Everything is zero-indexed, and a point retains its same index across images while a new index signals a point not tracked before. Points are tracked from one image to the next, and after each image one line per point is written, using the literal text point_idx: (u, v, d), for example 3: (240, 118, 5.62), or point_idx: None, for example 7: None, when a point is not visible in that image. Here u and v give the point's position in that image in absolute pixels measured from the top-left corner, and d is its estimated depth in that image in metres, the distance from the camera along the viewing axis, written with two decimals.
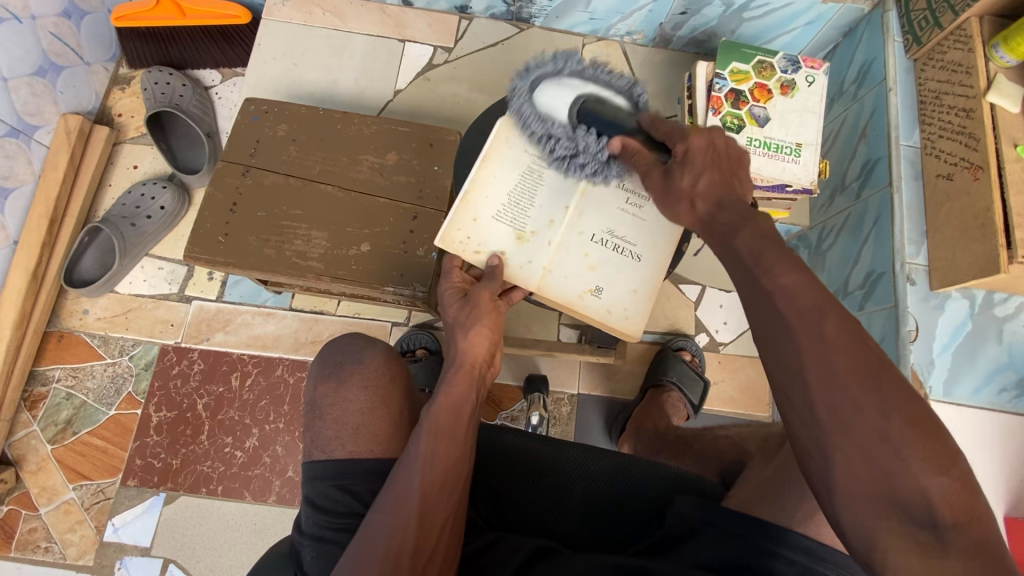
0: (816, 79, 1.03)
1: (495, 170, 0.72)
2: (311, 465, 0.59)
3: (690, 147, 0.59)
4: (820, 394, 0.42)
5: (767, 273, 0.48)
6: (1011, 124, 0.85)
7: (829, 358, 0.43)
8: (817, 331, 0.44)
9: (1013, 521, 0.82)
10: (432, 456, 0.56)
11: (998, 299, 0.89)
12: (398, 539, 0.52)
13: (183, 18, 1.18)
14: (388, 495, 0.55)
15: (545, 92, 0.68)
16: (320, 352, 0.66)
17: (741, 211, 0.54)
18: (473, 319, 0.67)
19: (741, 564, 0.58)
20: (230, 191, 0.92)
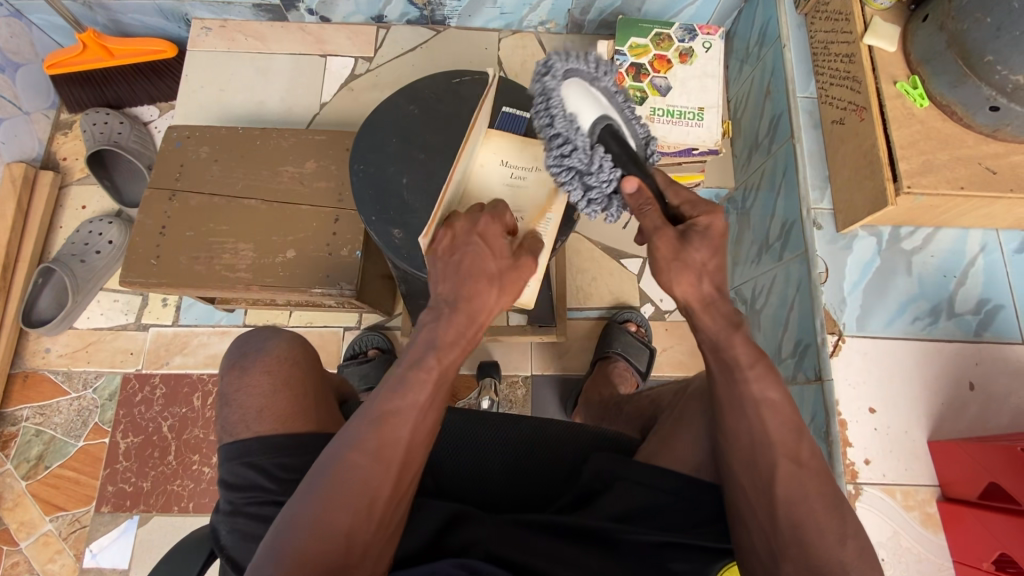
0: (712, 44, 1.06)
1: (570, 100, 0.57)
2: (224, 447, 0.65)
3: (710, 225, 0.57)
4: (787, 487, 0.53)
5: (758, 382, 0.55)
6: (890, 63, 0.89)
7: (803, 464, 0.54)
8: (798, 447, 0.54)
9: (935, 443, 0.83)
10: (426, 404, 0.55)
11: (904, 234, 0.93)
12: (377, 484, 0.51)
13: (111, 58, 1.21)
14: (372, 436, 0.53)
15: (572, 91, 0.57)
16: (230, 348, 0.72)
17: (738, 305, 0.58)
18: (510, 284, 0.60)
19: (649, 511, 0.65)
20: (159, 216, 0.96)
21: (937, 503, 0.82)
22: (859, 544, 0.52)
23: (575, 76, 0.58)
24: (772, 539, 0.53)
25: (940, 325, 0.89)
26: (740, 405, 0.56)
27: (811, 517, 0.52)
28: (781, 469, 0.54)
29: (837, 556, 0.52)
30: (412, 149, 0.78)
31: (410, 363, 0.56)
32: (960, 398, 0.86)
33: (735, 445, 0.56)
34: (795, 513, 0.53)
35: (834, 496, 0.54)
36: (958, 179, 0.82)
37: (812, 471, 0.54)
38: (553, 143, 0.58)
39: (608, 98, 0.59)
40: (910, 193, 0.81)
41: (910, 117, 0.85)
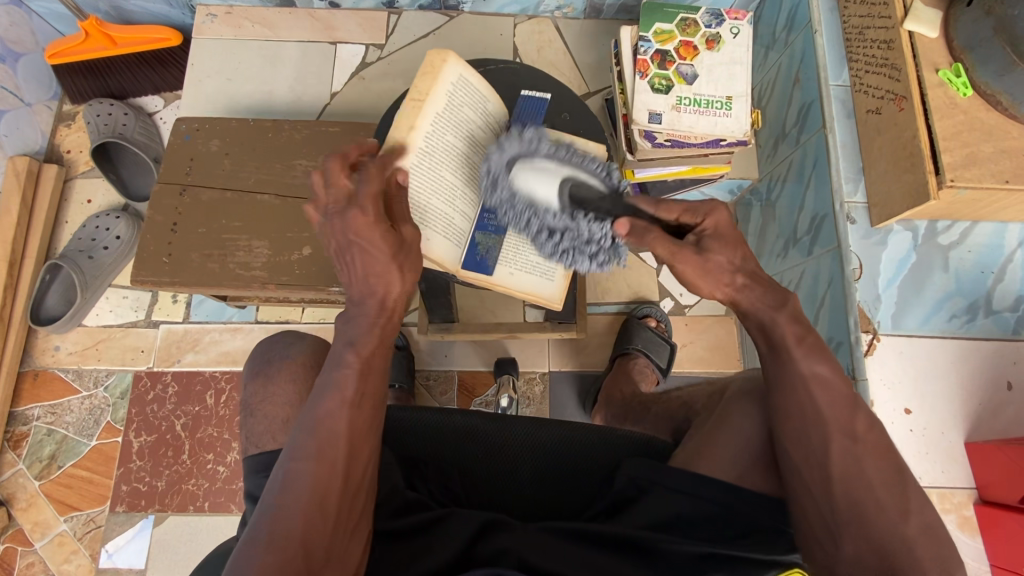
0: (740, 30, 1.02)
1: (521, 182, 0.65)
2: (248, 459, 0.62)
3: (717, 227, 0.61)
4: (842, 461, 0.55)
5: (806, 360, 0.58)
6: (931, 49, 0.85)
7: (857, 442, 0.56)
8: (852, 420, 0.56)
9: (972, 445, 0.81)
10: (356, 398, 0.56)
11: (940, 228, 0.89)
12: (325, 480, 0.52)
13: (115, 47, 1.18)
14: (312, 438, 0.53)
15: (528, 177, 0.65)
16: (251, 356, 0.70)
17: (777, 291, 0.60)
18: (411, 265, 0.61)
19: (687, 521, 0.62)
20: (169, 212, 0.93)
21: (974, 505, 0.80)
22: (926, 520, 0.54)
23: (522, 155, 0.66)
24: (830, 519, 0.55)
25: (977, 323, 0.87)
26: (790, 382, 0.58)
27: (870, 492, 0.54)
28: (834, 445, 0.56)
29: (901, 531, 0.53)
30: None
31: (335, 364, 0.57)
32: (998, 398, 0.84)
33: (787, 423, 0.58)
34: (852, 488, 0.54)
35: (895, 469, 0.55)
36: (1003, 172, 0.78)
37: (870, 445, 0.56)
38: (524, 214, 0.67)
39: (554, 163, 0.65)
40: (953, 187, 0.78)
41: (953, 107, 0.82)
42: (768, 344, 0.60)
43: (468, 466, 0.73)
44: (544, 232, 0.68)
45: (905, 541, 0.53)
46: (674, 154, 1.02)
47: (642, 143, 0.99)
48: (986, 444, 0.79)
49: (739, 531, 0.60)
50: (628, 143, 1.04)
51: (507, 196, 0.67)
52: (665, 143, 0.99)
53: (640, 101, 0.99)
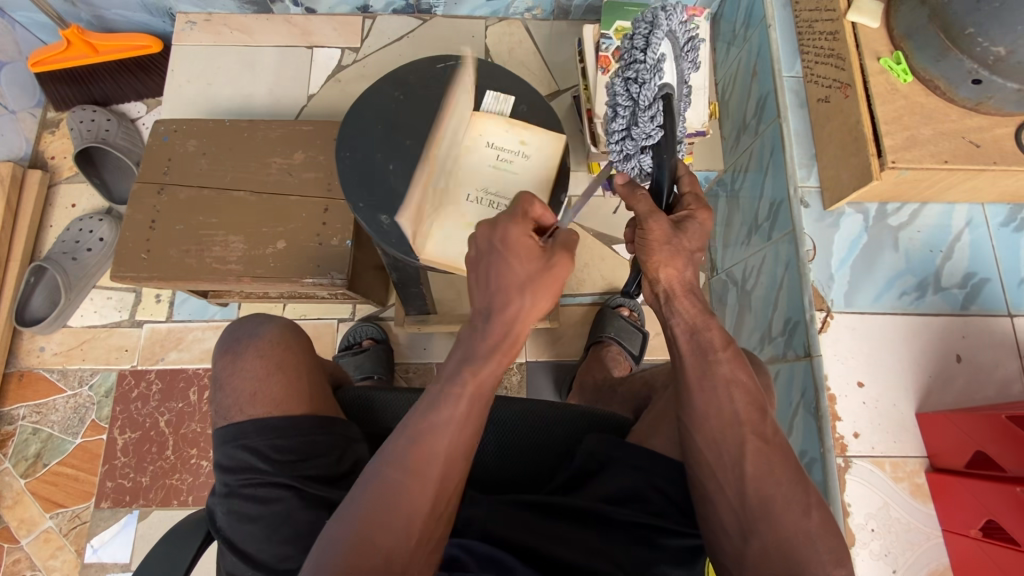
0: (698, 26, 1.06)
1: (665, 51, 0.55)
2: (218, 431, 0.66)
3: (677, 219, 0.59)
4: (756, 463, 0.54)
5: (725, 363, 0.57)
6: (873, 39, 0.89)
7: (771, 441, 0.55)
8: (764, 425, 0.55)
9: (923, 415, 0.84)
10: (462, 418, 0.55)
11: (890, 210, 0.94)
12: (413, 499, 0.52)
13: (96, 54, 1.22)
14: (413, 454, 0.53)
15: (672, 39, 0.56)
16: (226, 331, 0.73)
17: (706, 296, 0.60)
18: (550, 287, 0.57)
19: (637, 494, 0.66)
20: (148, 210, 0.96)
21: (926, 473, 0.83)
22: (826, 515, 0.52)
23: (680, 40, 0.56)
24: (740, 515, 0.53)
25: (927, 300, 0.90)
26: (712, 385, 0.56)
27: (779, 490, 0.53)
28: (750, 446, 0.54)
29: (805, 527, 0.51)
30: (398, 134, 0.78)
31: (453, 379, 0.57)
32: (947, 371, 0.87)
33: (704, 424, 0.56)
34: (762, 485, 0.53)
35: (799, 470, 0.54)
36: (942, 152, 0.82)
37: (778, 450, 0.55)
38: (641, 42, 0.55)
39: (681, 80, 0.58)
40: (895, 167, 0.82)
41: (894, 93, 0.86)
42: (694, 350, 0.57)
43: None
44: (627, 82, 0.57)
45: (810, 536, 0.51)
46: None
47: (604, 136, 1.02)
48: (935, 413, 0.82)
49: (683, 507, 0.65)
50: (592, 138, 1.06)
51: (644, 24, 0.55)
52: None
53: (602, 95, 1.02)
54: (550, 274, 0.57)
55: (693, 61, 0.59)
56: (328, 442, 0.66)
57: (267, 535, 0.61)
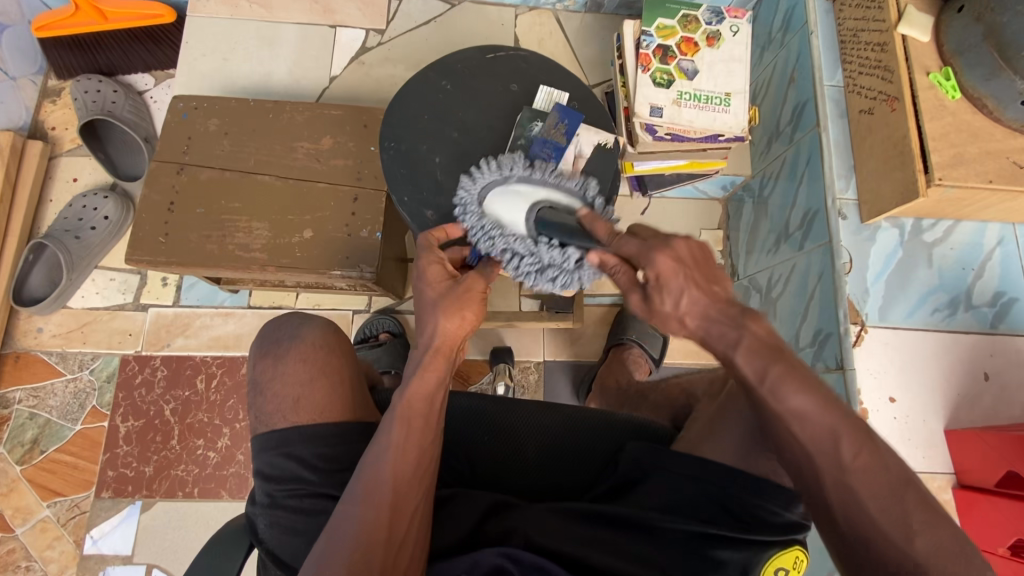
0: (740, 28, 1.04)
1: (493, 204, 0.69)
2: (258, 438, 0.68)
3: (660, 271, 0.49)
4: (833, 492, 0.46)
5: (775, 394, 0.46)
6: (922, 53, 0.89)
7: (846, 467, 0.45)
8: (835, 450, 0.45)
9: (952, 433, 0.85)
10: (403, 445, 0.58)
11: (926, 225, 0.93)
12: (371, 528, 0.54)
13: (106, 22, 1.16)
14: (359, 485, 0.57)
15: (495, 202, 0.69)
16: (258, 338, 0.75)
17: (736, 318, 0.47)
18: (458, 305, 0.63)
19: (686, 502, 0.62)
20: (167, 191, 0.91)
21: (952, 489, 0.84)
22: (939, 533, 0.43)
23: (494, 181, 0.71)
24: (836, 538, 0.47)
25: (957, 317, 0.91)
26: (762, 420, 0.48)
27: (868, 517, 0.44)
28: (823, 476, 0.46)
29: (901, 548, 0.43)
30: (445, 126, 0.78)
31: (388, 412, 0.61)
32: (975, 389, 0.88)
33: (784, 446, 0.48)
34: (852, 517, 0.45)
35: (892, 481, 0.44)
36: (987, 172, 0.82)
37: (862, 469, 0.44)
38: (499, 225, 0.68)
39: (529, 186, 0.69)
40: (941, 185, 0.82)
41: (942, 109, 0.86)
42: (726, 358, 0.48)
43: (476, 448, 0.74)
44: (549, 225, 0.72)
45: (920, 568, 0.43)
46: (673, 149, 1.03)
47: (643, 136, 1.00)
48: (964, 431, 0.83)
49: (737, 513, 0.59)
50: (627, 138, 1.04)
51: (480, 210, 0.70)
52: (666, 137, 1.00)
53: (641, 95, 1.00)
54: (455, 291, 0.64)
55: (517, 168, 0.72)
56: None
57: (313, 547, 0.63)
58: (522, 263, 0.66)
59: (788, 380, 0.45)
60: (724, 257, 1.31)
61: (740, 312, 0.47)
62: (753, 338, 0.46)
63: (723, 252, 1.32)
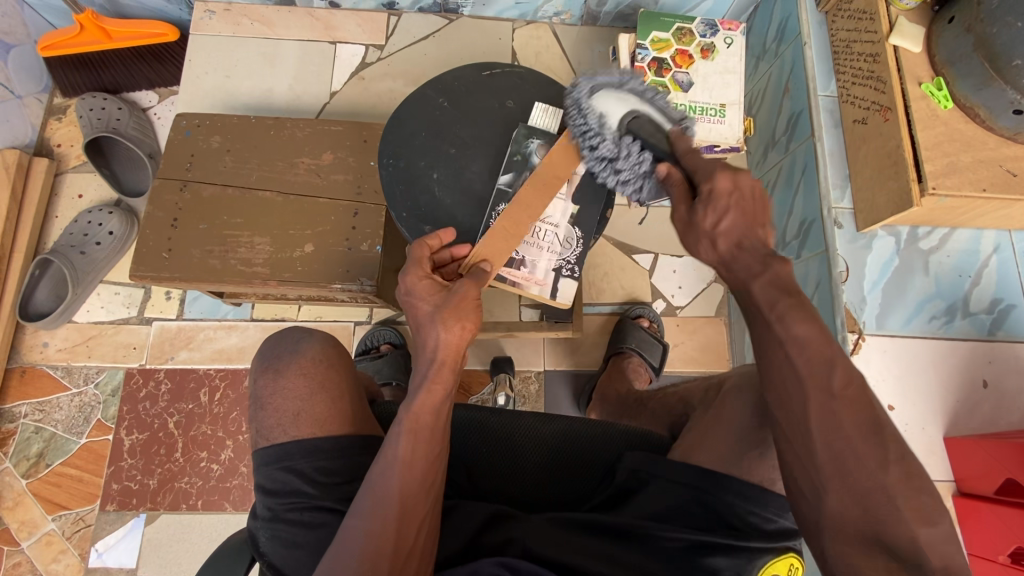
0: (734, 40, 1.06)
1: (599, 107, 0.71)
2: (259, 452, 0.69)
3: (716, 187, 0.56)
4: (819, 421, 0.47)
5: (781, 321, 0.49)
6: (914, 63, 0.90)
7: (835, 395, 0.46)
8: (828, 379, 0.47)
9: (951, 440, 0.85)
10: (410, 458, 0.58)
11: (921, 233, 0.94)
12: (377, 541, 0.54)
13: (110, 41, 1.17)
14: (366, 497, 0.57)
15: (602, 99, 0.71)
16: (259, 352, 0.76)
17: (763, 257, 0.52)
18: (455, 314, 0.62)
19: (683, 511, 0.62)
20: (170, 208, 0.93)
21: (952, 497, 0.84)
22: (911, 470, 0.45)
23: (606, 84, 0.72)
24: (808, 468, 0.48)
25: (955, 325, 0.91)
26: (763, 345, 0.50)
27: (846, 447, 0.46)
28: (813, 404, 0.47)
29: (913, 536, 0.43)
30: (442, 142, 0.79)
31: (395, 424, 0.60)
32: (974, 396, 0.88)
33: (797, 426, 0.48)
34: (834, 452, 0.46)
35: (876, 421, 0.46)
36: (981, 180, 0.83)
37: (848, 401, 0.46)
38: (586, 133, 0.72)
39: (619, 96, 0.71)
40: (935, 194, 0.82)
41: (935, 119, 0.86)
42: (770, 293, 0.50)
43: (475, 459, 0.75)
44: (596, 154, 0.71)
45: (890, 499, 0.44)
46: None
47: None
48: (964, 439, 0.83)
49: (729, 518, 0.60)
50: None
51: (578, 120, 0.72)
52: None
53: None
54: (449, 299, 0.63)
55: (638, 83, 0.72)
56: (370, 461, 0.69)
57: (314, 561, 0.64)
58: (597, 161, 0.72)
59: (813, 346, 0.48)
60: None
61: (771, 254, 0.52)
62: (777, 273, 0.50)
63: None
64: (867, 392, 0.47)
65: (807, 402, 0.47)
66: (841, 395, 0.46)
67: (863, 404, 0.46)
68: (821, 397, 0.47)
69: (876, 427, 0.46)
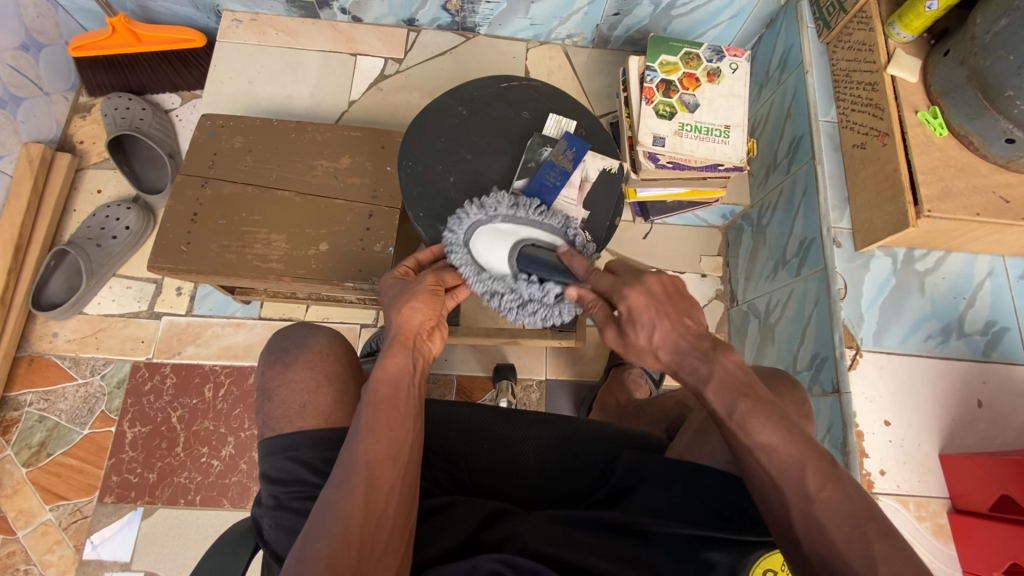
0: (739, 66, 1.11)
1: (480, 251, 0.75)
2: (266, 441, 0.71)
3: (632, 305, 0.56)
4: (802, 522, 0.50)
5: (744, 429, 0.51)
6: (911, 92, 0.94)
7: (812, 497, 0.50)
8: (803, 480, 0.50)
9: (946, 457, 0.87)
10: (371, 428, 0.59)
11: (918, 255, 0.97)
12: (346, 508, 0.54)
13: (139, 44, 1.21)
14: (335, 471, 0.57)
15: (481, 246, 0.75)
16: (268, 345, 0.78)
17: (707, 353, 0.53)
18: (410, 295, 0.68)
19: (679, 506, 0.63)
20: (191, 203, 0.95)
21: (947, 514, 0.85)
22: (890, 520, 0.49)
23: (483, 221, 0.76)
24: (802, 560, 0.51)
25: (950, 344, 0.93)
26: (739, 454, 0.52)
27: (834, 551, 0.49)
28: (791, 505, 0.51)
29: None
30: (460, 148, 0.82)
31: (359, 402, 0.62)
32: (968, 416, 0.90)
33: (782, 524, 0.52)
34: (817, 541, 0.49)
35: (853, 511, 0.49)
36: (975, 205, 0.86)
37: (826, 501, 0.50)
38: (473, 279, 0.73)
39: (512, 226, 0.76)
40: (930, 217, 0.85)
41: (930, 145, 0.90)
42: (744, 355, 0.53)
43: (476, 454, 0.76)
44: (502, 301, 0.74)
45: None
46: (675, 177, 1.08)
47: (645, 163, 1.05)
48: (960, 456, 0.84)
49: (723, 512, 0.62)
50: (631, 165, 1.09)
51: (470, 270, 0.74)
52: (667, 165, 1.05)
53: (645, 125, 1.05)
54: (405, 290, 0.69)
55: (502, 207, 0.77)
56: None
57: None
58: (505, 300, 0.74)
59: (783, 450, 0.51)
60: (723, 282, 1.36)
61: (711, 348, 0.53)
62: (722, 371, 0.52)
63: (723, 277, 1.36)
64: (839, 482, 0.50)
65: (788, 507, 0.51)
66: (822, 497, 0.50)
67: (840, 497, 0.50)
68: (800, 500, 0.50)
69: (856, 516, 0.49)
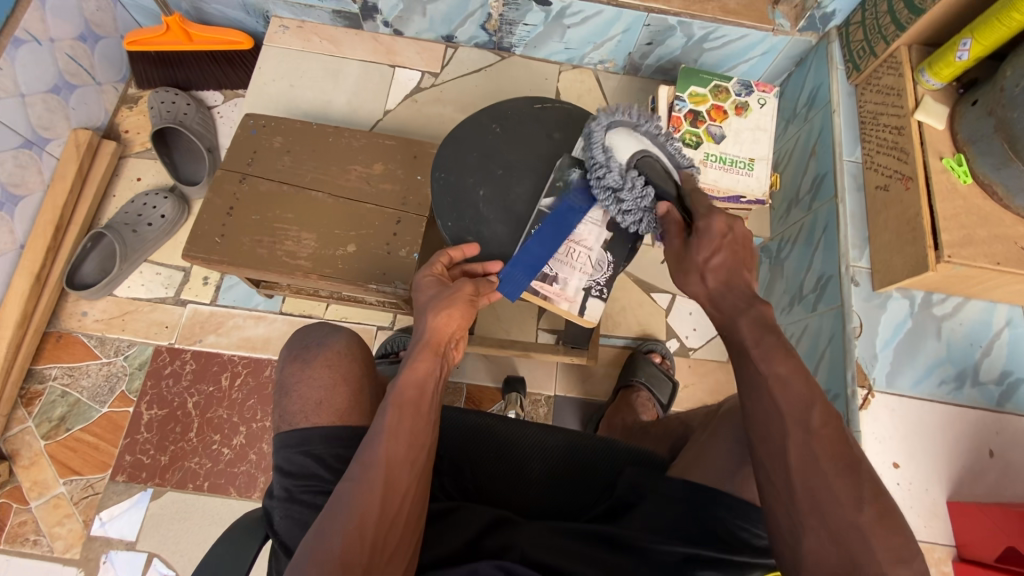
0: (767, 101, 1.13)
1: (613, 138, 0.78)
2: (281, 435, 0.73)
3: (711, 225, 0.64)
4: (799, 454, 0.51)
5: (763, 356, 0.55)
6: (937, 139, 0.95)
7: (813, 430, 0.51)
8: (806, 415, 0.52)
9: (954, 504, 0.86)
10: (394, 428, 0.61)
11: (936, 300, 0.97)
12: (363, 505, 0.56)
13: (190, 43, 1.27)
14: (354, 465, 0.59)
15: (617, 134, 0.79)
16: (288, 342, 0.81)
17: (750, 297, 0.60)
18: (445, 304, 0.71)
19: (676, 525, 0.64)
20: (228, 197, 0.99)
21: (953, 561, 0.86)
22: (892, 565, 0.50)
23: (627, 122, 0.79)
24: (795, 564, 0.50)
25: (964, 392, 0.93)
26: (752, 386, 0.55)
27: (827, 488, 0.49)
28: (791, 440, 0.52)
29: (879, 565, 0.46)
30: (490, 163, 0.85)
31: (383, 402, 0.64)
32: (978, 464, 0.89)
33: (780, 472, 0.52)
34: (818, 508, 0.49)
35: (850, 458, 0.50)
36: (996, 255, 0.86)
37: (825, 437, 0.51)
38: (598, 149, 0.77)
39: (638, 136, 0.79)
40: (950, 262, 0.86)
41: (954, 193, 0.91)
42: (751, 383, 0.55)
43: (481, 461, 0.78)
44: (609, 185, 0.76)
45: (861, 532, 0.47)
46: None
47: None
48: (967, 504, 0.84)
49: (721, 534, 0.62)
50: None
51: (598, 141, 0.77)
52: None
53: None
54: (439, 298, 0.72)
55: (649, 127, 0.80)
56: None
57: None
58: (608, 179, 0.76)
59: (796, 386, 0.53)
60: None
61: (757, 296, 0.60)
62: (760, 313, 0.58)
63: None
64: (841, 428, 0.52)
65: (788, 441, 0.52)
66: (822, 432, 0.51)
67: (839, 440, 0.51)
68: (801, 433, 0.51)
69: (852, 464, 0.50)
